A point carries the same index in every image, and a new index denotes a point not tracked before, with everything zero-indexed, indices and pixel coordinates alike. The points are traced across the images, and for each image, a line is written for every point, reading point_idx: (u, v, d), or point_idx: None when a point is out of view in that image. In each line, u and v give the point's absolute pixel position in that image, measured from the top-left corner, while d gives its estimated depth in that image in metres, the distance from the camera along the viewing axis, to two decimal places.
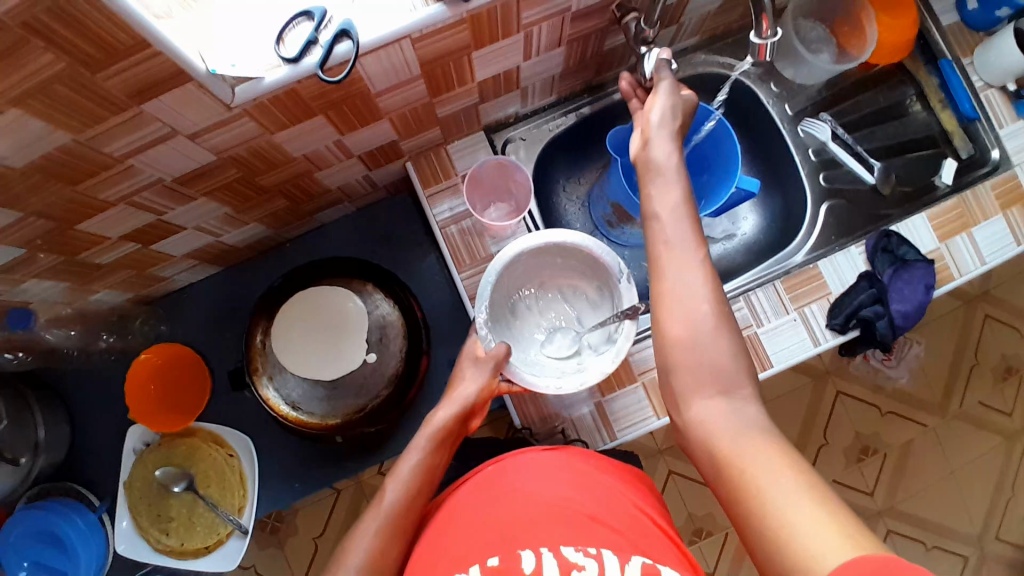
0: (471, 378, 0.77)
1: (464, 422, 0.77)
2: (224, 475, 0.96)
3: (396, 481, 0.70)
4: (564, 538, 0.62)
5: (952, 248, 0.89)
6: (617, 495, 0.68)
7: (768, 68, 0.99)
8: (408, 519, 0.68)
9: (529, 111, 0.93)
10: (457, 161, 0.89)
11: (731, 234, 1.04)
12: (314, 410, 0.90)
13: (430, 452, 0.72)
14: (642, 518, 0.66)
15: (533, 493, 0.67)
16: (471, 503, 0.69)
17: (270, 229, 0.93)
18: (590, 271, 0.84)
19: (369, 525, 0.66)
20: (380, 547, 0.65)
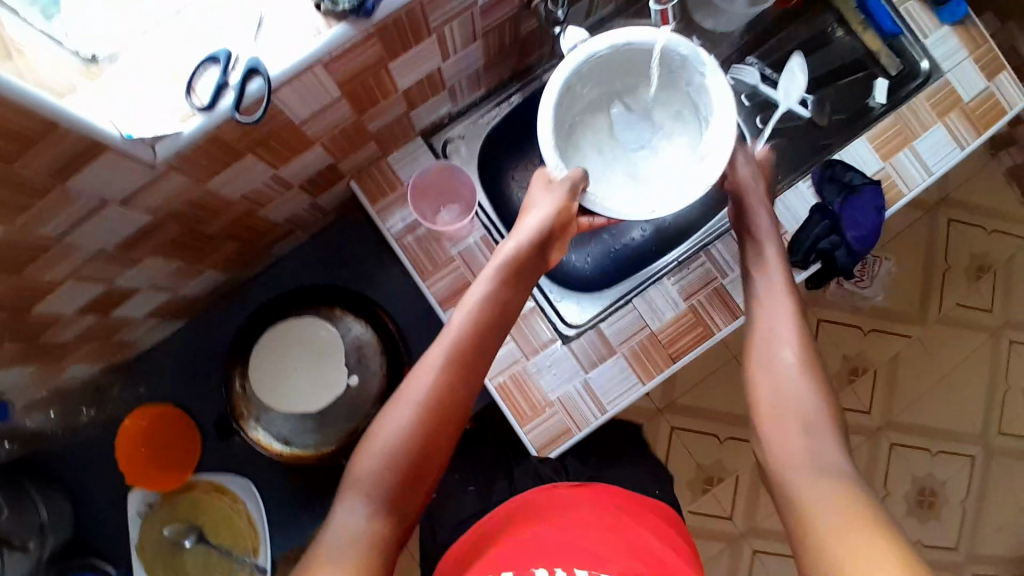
0: (540, 206, 0.74)
1: (539, 257, 0.75)
2: (232, 521, 0.97)
3: (465, 313, 0.69)
4: (579, 563, 0.62)
5: (897, 165, 0.91)
6: (637, 542, 0.67)
7: (688, 23, 0.99)
8: (474, 352, 0.67)
9: (461, 109, 0.93)
10: (400, 171, 0.89)
11: None
12: (308, 442, 0.90)
13: (495, 284, 0.71)
14: (652, 543, 0.68)
15: (551, 542, 0.66)
16: (491, 536, 0.71)
17: (225, 272, 0.93)
18: (664, 82, 0.80)
19: (438, 351, 0.66)
20: (453, 382, 0.64)
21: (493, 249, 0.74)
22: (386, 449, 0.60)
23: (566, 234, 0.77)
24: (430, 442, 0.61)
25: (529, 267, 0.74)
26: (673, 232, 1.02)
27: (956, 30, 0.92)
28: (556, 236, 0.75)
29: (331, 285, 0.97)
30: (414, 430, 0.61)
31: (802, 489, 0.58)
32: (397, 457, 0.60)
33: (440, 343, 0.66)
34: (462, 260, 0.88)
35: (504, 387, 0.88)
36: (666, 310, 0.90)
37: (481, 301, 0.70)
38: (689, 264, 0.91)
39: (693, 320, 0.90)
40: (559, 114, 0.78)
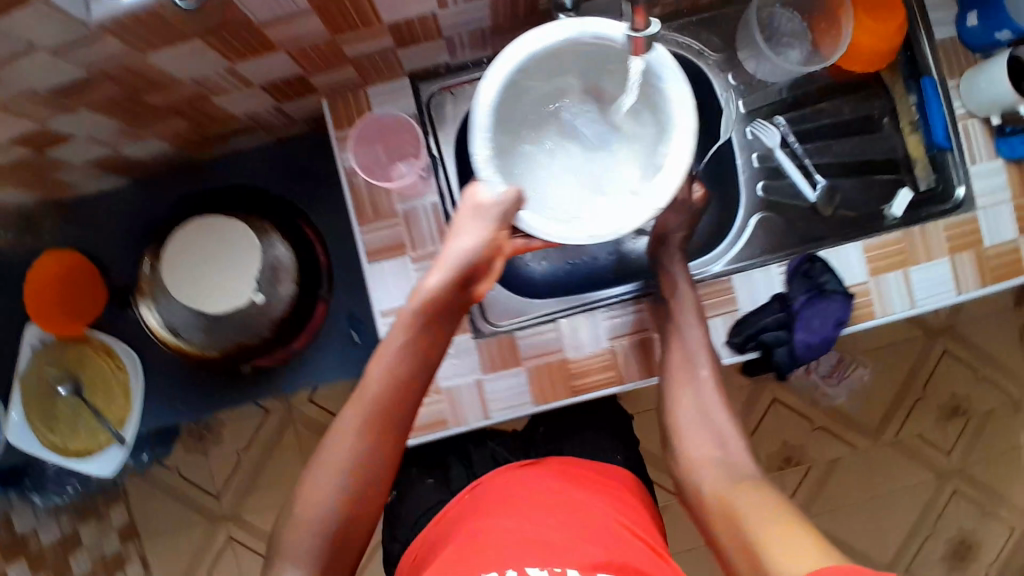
0: (470, 232, 0.68)
1: (465, 296, 0.70)
2: (110, 385, 0.98)
3: (378, 379, 0.67)
4: (529, 559, 0.66)
5: (881, 285, 0.84)
6: (584, 519, 0.73)
7: (730, 55, 0.88)
8: (390, 412, 0.67)
9: (459, 65, 0.86)
10: (377, 107, 0.84)
11: None
12: (193, 339, 0.89)
13: (414, 329, 0.68)
14: (607, 521, 0.73)
15: (495, 518, 0.74)
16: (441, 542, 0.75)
17: (175, 147, 0.89)
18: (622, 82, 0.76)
19: (349, 415, 0.67)
20: (366, 448, 0.66)
21: (413, 285, 0.68)
22: (306, 534, 0.64)
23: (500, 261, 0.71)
24: (356, 507, 0.66)
25: (452, 304, 0.69)
26: (634, 267, 0.96)
27: (1009, 168, 0.84)
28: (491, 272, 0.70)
29: (280, 200, 0.95)
30: (338, 499, 0.65)
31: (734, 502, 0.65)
32: (323, 534, 0.64)
33: (353, 410, 0.67)
34: (404, 219, 0.84)
35: None
36: (587, 343, 0.86)
37: (398, 350, 0.68)
38: (629, 307, 0.86)
39: (610, 362, 0.86)
40: (502, 113, 0.74)
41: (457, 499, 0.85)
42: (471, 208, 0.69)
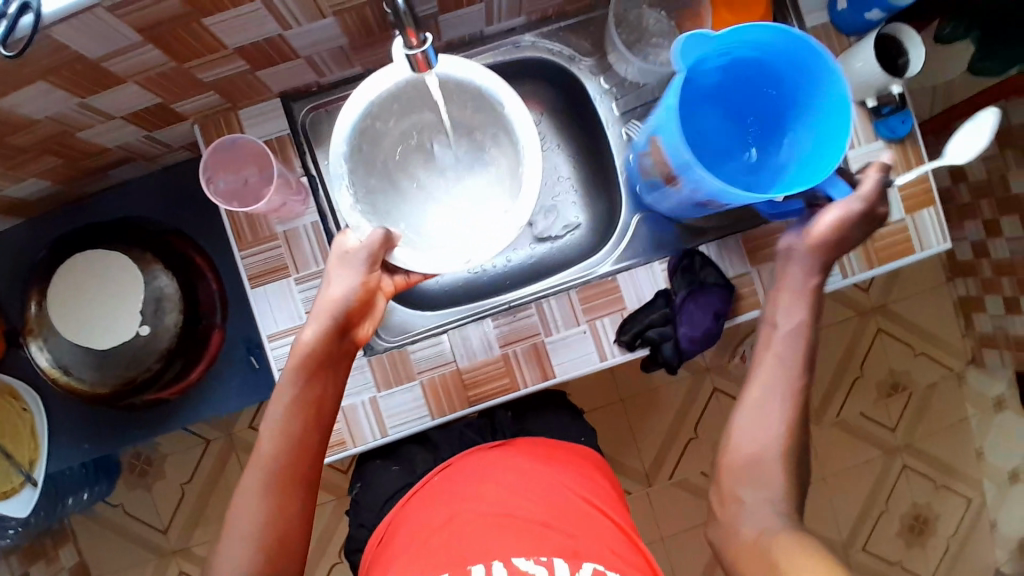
0: (339, 281, 0.71)
1: (337, 341, 0.71)
2: (15, 428, 0.96)
3: (271, 434, 0.69)
4: (513, 549, 0.70)
5: (764, 274, 0.85)
6: (558, 501, 0.77)
7: (601, 60, 0.91)
8: (286, 466, 0.69)
9: (333, 83, 0.87)
10: (250, 128, 0.85)
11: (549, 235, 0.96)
12: (85, 376, 0.88)
13: (300, 382, 0.70)
14: (577, 501, 0.78)
15: (473, 498, 0.78)
16: (416, 518, 0.79)
17: (57, 184, 0.89)
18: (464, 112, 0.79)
19: (250, 480, 0.68)
20: (272, 509, 0.67)
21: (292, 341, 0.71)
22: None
23: (374, 305, 0.75)
24: (276, 568, 0.66)
25: (332, 353, 0.71)
26: (528, 271, 0.96)
27: (886, 150, 0.86)
28: (366, 305, 0.73)
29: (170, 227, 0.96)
30: (256, 565, 0.65)
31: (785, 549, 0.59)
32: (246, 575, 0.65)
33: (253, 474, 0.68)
34: (285, 240, 0.84)
35: None
36: (479, 351, 0.86)
37: (286, 408, 0.70)
38: (518, 313, 0.86)
39: (504, 369, 0.86)
40: (364, 162, 0.78)
41: (434, 475, 0.85)
42: (343, 256, 0.72)
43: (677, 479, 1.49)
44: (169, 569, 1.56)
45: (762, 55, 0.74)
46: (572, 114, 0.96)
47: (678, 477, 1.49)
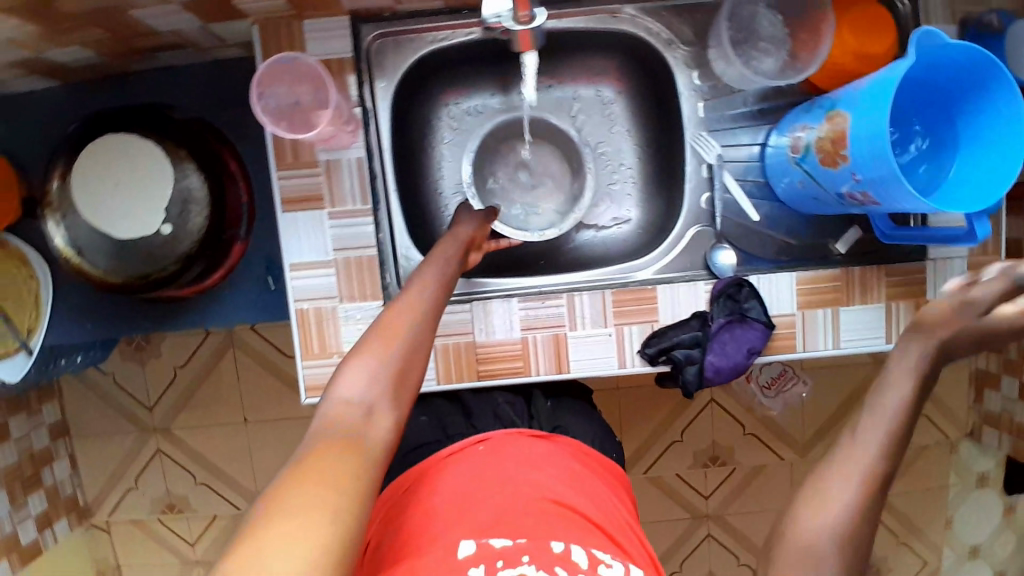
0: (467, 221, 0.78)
1: (466, 253, 0.74)
2: (18, 293, 0.93)
3: (432, 281, 0.63)
4: (581, 538, 0.60)
5: (810, 321, 0.82)
6: (605, 506, 0.68)
7: (699, 53, 0.84)
8: (445, 303, 0.64)
9: (408, 11, 0.82)
10: (310, 43, 0.80)
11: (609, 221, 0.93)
12: (97, 263, 0.84)
13: (453, 259, 0.69)
14: (617, 515, 0.68)
15: (530, 479, 0.68)
16: (458, 483, 0.68)
17: (101, 57, 0.85)
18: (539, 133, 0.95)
19: (412, 292, 0.61)
20: (430, 309, 0.60)
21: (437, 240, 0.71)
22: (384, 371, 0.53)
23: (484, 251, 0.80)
24: (413, 356, 0.55)
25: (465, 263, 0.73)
26: (569, 254, 0.93)
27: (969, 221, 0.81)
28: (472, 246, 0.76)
29: (213, 127, 0.92)
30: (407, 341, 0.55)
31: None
32: (403, 373, 0.53)
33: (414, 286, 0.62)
34: (326, 169, 0.80)
35: (304, 316, 0.82)
36: (499, 330, 0.82)
37: (438, 268, 0.67)
38: (547, 300, 0.81)
39: (520, 352, 0.82)
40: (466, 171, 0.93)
41: (471, 446, 0.74)
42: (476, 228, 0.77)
43: (652, 475, 1.50)
44: (147, 446, 1.59)
45: (940, 67, 0.67)
46: (650, 101, 0.90)
47: (653, 474, 1.50)
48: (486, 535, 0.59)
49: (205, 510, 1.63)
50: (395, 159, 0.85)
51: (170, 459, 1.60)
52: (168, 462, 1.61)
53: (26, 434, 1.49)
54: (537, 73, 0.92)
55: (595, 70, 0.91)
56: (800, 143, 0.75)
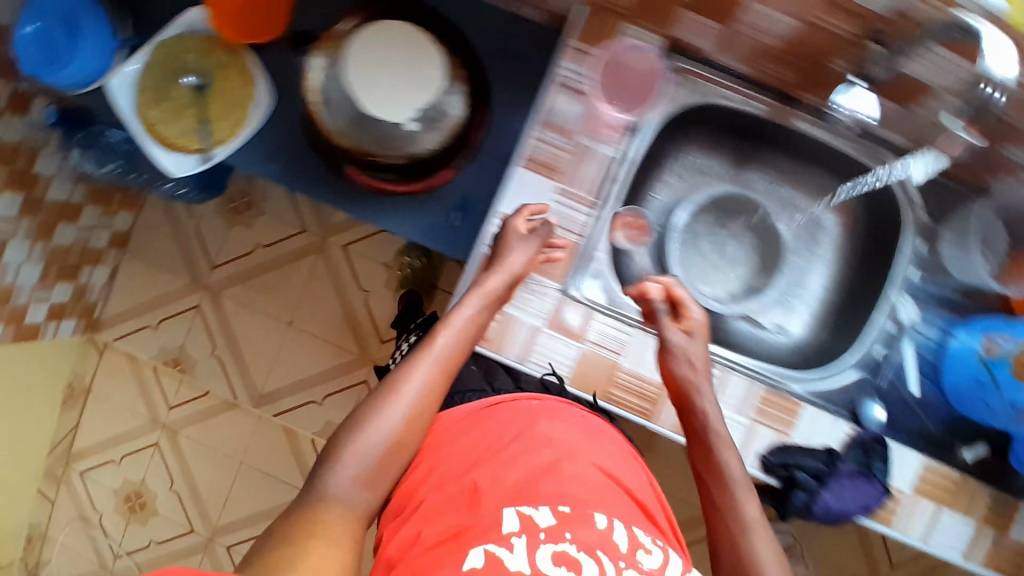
0: (521, 252, 0.78)
1: (512, 286, 0.79)
2: (231, 106, 0.93)
3: (452, 331, 0.75)
4: (619, 514, 0.70)
5: (912, 506, 0.83)
6: (637, 488, 0.77)
7: (935, 229, 0.86)
8: (453, 362, 0.74)
9: (715, 63, 0.82)
10: (623, 41, 0.81)
11: (775, 324, 0.90)
12: (335, 120, 0.88)
13: (484, 307, 0.77)
14: (650, 491, 0.79)
15: (556, 455, 0.75)
16: (481, 435, 0.77)
17: None
18: (743, 206, 0.92)
19: (424, 362, 0.73)
20: (433, 383, 0.72)
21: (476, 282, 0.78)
22: (377, 451, 0.68)
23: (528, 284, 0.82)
24: (406, 433, 0.69)
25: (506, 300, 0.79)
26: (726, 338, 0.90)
27: None
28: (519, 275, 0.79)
29: (479, 60, 0.92)
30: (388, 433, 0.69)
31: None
32: (400, 445, 0.69)
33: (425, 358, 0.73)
34: (576, 151, 0.81)
35: (485, 259, 0.82)
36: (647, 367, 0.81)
37: (463, 320, 0.76)
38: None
39: (653, 394, 0.81)
40: (668, 216, 0.90)
41: (524, 399, 0.81)
42: (523, 233, 0.78)
43: None
44: (191, 296, 1.59)
45: None
46: (865, 247, 0.89)
47: None
48: (522, 499, 0.68)
49: (203, 383, 1.60)
50: (633, 176, 0.85)
51: (203, 319, 1.59)
52: (200, 321, 1.59)
53: (92, 227, 1.47)
54: (779, 163, 0.89)
55: (831, 194, 0.89)
56: (994, 348, 0.80)
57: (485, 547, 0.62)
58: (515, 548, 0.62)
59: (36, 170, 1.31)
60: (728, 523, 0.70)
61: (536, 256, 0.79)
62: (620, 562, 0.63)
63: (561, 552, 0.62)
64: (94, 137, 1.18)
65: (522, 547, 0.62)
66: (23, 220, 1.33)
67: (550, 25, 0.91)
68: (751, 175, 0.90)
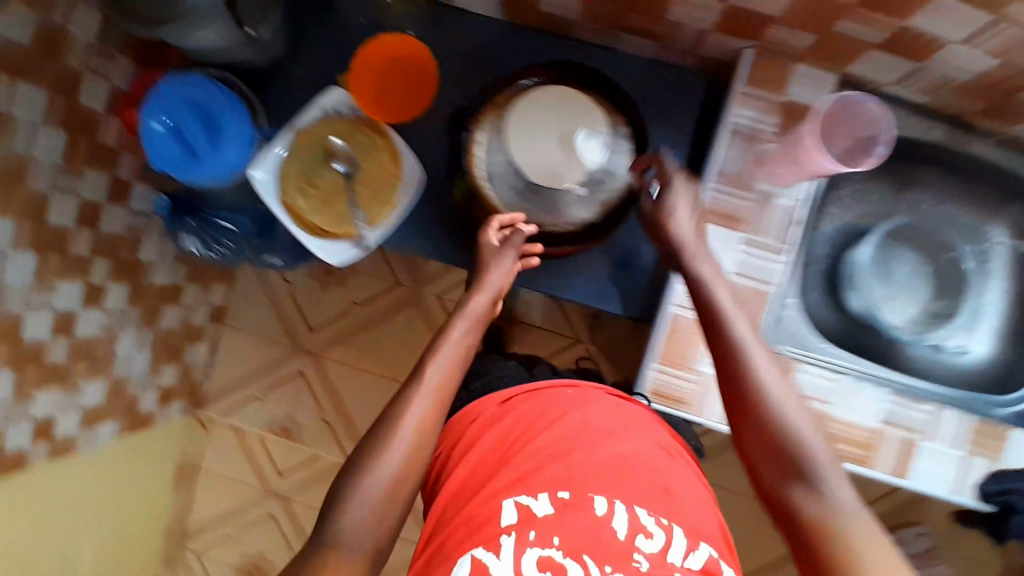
0: (498, 268, 0.82)
1: (496, 300, 0.83)
2: (381, 187, 0.92)
3: (439, 366, 0.74)
4: (629, 497, 0.72)
5: None
6: (661, 474, 0.76)
7: None
8: (448, 391, 0.74)
9: (889, 94, 0.81)
10: (797, 85, 0.80)
11: (956, 347, 0.89)
12: (497, 195, 0.87)
13: (462, 329, 0.78)
14: (653, 453, 0.78)
15: (562, 433, 0.78)
16: (518, 423, 0.81)
17: (579, 16, 0.85)
18: (911, 230, 0.90)
19: (420, 403, 0.71)
20: (428, 419, 0.71)
21: (461, 303, 0.79)
22: (380, 489, 0.66)
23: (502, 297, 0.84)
24: (421, 445, 0.70)
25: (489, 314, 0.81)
26: (909, 365, 0.89)
27: None
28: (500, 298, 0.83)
29: (631, 103, 0.87)
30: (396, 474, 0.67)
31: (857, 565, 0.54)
32: (414, 460, 0.69)
33: (419, 402, 0.71)
34: (759, 200, 0.80)
35: (679, 324, 0.86)
36: (860, 415, 0.82)
37: (454, 346, 0.77)
38: (915, 402, 0.83)
39: (869, 442, 0.82)
40: (834, 249, 0.90)
41: (561, 387, 0.86)
42: (497, 245, 0.83)
43: None
44: (292, 363, 1.63)
45: None
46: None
47: None
48: (535, 489, 0.73)
49: (310, 447, 1.64)
50: (812, 214, 0.84)
51: (306, 384, 1.63)
52: (305, 386, 1.63)
53: (194, 306, 1.51)
54: (942, 183, 0.88)
55: (995, 209, 0.88)
56: None
57: (473, 554, 0.67)
58: (501, 551, 0.67)
59: (141, 258, 1.30)
60: (750, 405, 0.64)
61: (515, 263, 0.84)
62: (608, 565, 0.67)
63: (547, 557, 0.66)
64: (207, 220, 1.25)
65: (508, 549, 0.67)
66: (132, 309, 1.31)
67: (703, 73, 0.89)
68: (917, 199, 0.89)
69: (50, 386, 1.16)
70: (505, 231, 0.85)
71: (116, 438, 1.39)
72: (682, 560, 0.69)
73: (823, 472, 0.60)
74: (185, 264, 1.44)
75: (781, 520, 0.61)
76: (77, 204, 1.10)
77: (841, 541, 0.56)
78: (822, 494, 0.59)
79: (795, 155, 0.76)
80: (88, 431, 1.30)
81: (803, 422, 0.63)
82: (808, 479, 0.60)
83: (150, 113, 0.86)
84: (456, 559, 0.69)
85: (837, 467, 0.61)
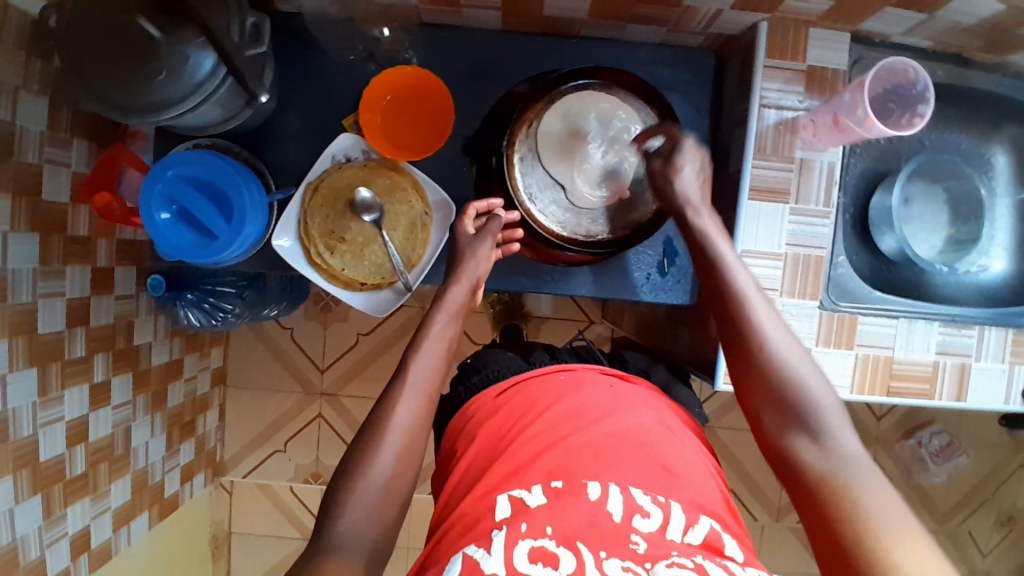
0: (476, 262, 0.80)
1: (473, 295, 0.81)
2: (414, 227, 0.88)
3: (424, 363, 0.71)
4: (632, 479, 0.64)
5: None
6: (656, 447, 0.69)
7: None
8: (437, 396, 0.72)
9: (895, 43, 0.85)
10: (812, 48, 0.82)
11: (980, 267, 0.96)
12: (544, 212, 0.87)
13: (443, 321, 0.75)
14: (651, 421, 0.72)
15: (563, 413, 0.72)
16: (515, 409, 0.76)
17: (586, 16, 0.85)
18: (930, 166, 0.94)
19: (408, 402, 0.68)
20: (418, 425, 0.68)
21: (438, 296, 0.77)
22: (372, 496, 0.63)
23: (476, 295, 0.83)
24: (412, 445, 0.67)
25: (469, 309, 0.80)
26: (946, 292, 0.94)
27: None
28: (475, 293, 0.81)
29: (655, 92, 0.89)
30: (388, 480, 0.64)
31: (863, 522, 0.55)
32: (404, 458, 0.66)
33: (408, 408, 0.68)
34: (799, 167, 0.83)
35: None
36: (917, 350, 0.86)
37: (435, 340, 0.74)
38: (962, 328, 0.87)
39: (929, 374, 0.87)
40: (860, 193, 0.94)
41: (554, 374, 0.80)
42: (472, 234, 0.82)
43: (787, 522, 1.61)
44: (308, 408, 1.56)
45: None
46: None
47: (789, 520, 1.60)
48: (526, 482, 0.65)
49: None
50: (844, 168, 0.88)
51: (328, 426, 1.56)
52: (326, 428, 1.56)
53: (195, 375, 1.40)
54: (944, 116, 0.93)
55: (993, 131, 0.94)
56: None
57: (465, 552, 0.60)
58: (492, 547, 0.59)
59: (136, 343, 1.16)
60: (755, 350, 0.67)
61: (494, 249, 0.82)
62: (601, 552, 0.59)
63: (540, 548, 0.58)
64: (207, 288, 1.20)
65: (500, 542, 0.59)
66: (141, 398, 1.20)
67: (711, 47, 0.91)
68: (930, 134, 0.94)
69: (77, 499, 1.02)
70: (482, 219, 0.84)
71: (150, 534, 1.27)
72: (682, 536, 0.61)
73: (831, 424, 0.62)
74: (180, 337, 1.31)
75: (784, 472, 0.63)
76: (65, 306, 0.95)
77: (841, 501, 0.57)
78: (826, 445, 0.61)
79: (833, 115, 0.78)
80: (121, 531, 1.15)
81: (823, 393, 0.64)
82: (814, 432, 0.62)
83: (151, 204, 0.79)
84: (448, 558, 0.62)
85: (840, 416, 0.63)
